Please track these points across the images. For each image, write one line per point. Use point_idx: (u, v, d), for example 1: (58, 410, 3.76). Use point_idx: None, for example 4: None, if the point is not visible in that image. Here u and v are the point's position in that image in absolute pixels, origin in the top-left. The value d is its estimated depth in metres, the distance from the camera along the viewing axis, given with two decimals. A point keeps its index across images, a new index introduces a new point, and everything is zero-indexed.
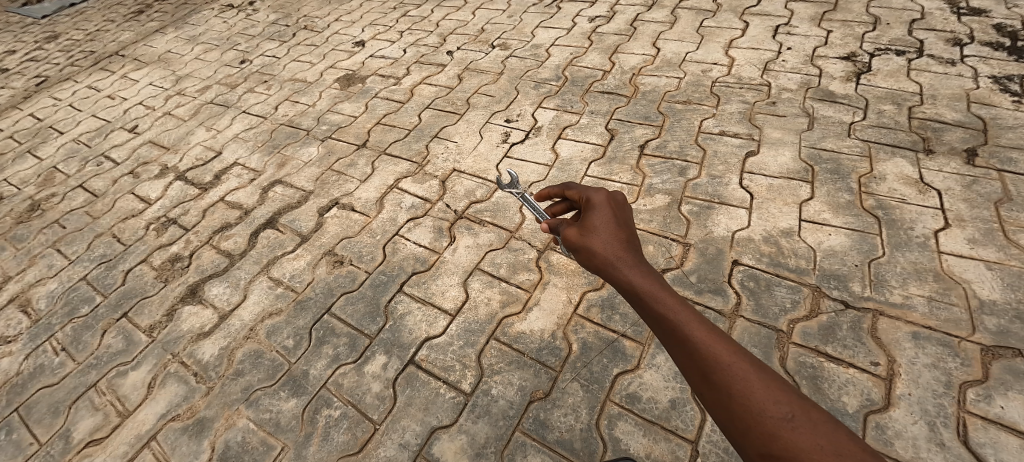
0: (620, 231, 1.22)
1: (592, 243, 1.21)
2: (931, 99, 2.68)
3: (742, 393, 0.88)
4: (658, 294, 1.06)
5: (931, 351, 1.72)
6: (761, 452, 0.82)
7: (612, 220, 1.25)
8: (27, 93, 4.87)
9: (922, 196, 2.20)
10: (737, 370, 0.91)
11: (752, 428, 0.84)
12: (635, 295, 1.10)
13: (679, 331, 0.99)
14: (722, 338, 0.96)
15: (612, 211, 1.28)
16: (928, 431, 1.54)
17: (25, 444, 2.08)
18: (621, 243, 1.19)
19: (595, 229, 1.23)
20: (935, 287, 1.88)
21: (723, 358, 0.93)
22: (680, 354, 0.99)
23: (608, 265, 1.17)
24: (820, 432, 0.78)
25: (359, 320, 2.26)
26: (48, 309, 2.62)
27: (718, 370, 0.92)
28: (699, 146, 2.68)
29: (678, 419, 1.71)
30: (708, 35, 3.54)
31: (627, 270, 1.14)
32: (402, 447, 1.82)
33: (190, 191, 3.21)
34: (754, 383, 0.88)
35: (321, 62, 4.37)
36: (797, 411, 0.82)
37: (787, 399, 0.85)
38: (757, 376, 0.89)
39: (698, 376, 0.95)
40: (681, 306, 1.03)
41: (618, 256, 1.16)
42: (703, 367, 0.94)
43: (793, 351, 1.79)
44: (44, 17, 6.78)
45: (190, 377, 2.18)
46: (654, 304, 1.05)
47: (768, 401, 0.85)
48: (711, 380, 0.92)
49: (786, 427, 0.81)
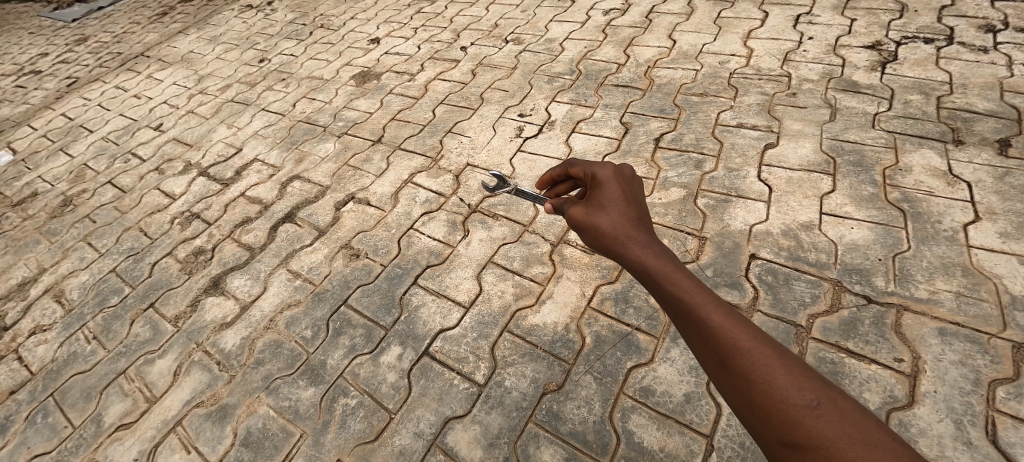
0: (629, 208, 1.21)
1: (600, 221, 1.20)
2: (961, 89, 2.58)
3: (763, 379, 0.86)
4: (671, 276, 1.04)
5: (959, 347, 1.67)
6: (781, 440, 0.81)
7: (622, 197, 1.24)
8: (59, 94, 5.06)
9: (951, 189, 2.12)
10: (757, 354, 0.89)
11: (772, 415, 0.83)
12: (648, 275, 1.08)
13: (693, 313, 0.98)
14: (738, 320, 0.95)
15: (621, 188, 1.26)
16: (955, 430, 1.50)
17: (60, 427, 2.17)
18: (630, 221, 1.18)
19: (605, 208, 1.22)
20: (963, 282, 1.82)
21: (742, 342, 0.91)
22: (695, 338, 0.97)
23: (617, 244, 1.16)
24: (846, 420, 0.77)
25: (375, 312, 2.29)
26: (81, 299, 2.72)
27: (737, 356, 0.90)
28: (716, 139, 2.63)
29: (692, 413, 1.69)
30: (726, 26, 3.48)
31: (637, 249, 1.12)
32: (416, 436, 1.84)
33: (212, 187, 3.30)
34: (775, 369, 0.86)
35: (337, 60, 4.43)
36: (822, 397, 0.81)
37: (811, 385, 0.84)
38: (779, 362, 0.88)
39: (714, 360, 0.94)
40: (694, 286, 1.01)
41: (628, 235, 1.15)
42: (720, 352, 0.92)
43: (813, 346, 1.75)
44: (74, 20, 7.02)
45: (213, 365, 2.24)
46: (667, 286, 1.03)
47: (790, 388, 0.83)
48: (728, 366, 0.91)
49: (811, 414, 0.79)
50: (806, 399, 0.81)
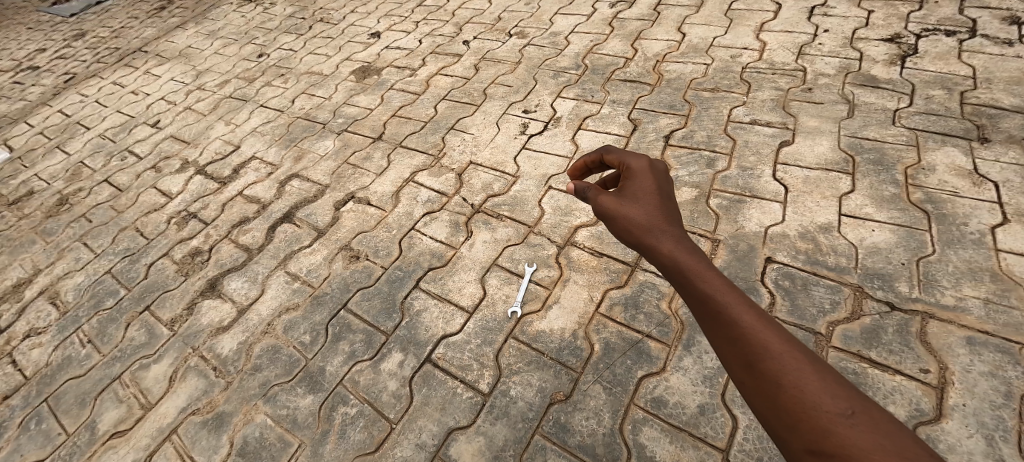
0: (663, 203, 1.13)
1: (631, 211, 1.12)
2: (985, 84, 2.48)
3: (792, 383, 0.76)
4: (704, 273, 0.95)
5: (988, 357, 1.58)
6: (809, 449, 0.71)
7: (655, 190, 1.16)
8: (56, 90, 4.98)
9: (977, 189, 2.03)
10: (788, 357, 0.79)
11: (800, 422, 0.73)
12: (676, 271, 1.00)
13: (724, 313, 0.89)
14: (771, 322, 0.85)
15: (655, 181, 1.18)
16: (986, 446, 1.42)
17: (54, 434, 2.11)
18: (662, 214, 1.10)
19: (635, 198, 1.14)
20: (991, 288, 1.73)
21: (771, 343, 0.82)
22: (723, 339, 0.88)
23: (647, 234, 1.07)
24: (884, 433, 0.67)
25: (376, 316, 2.22)
26: (76, 301, 2.66)
27: (766, 358, 0.81)
28: (728, 136, 2.54)
29: (707, 426, 1.62)
30: (737, 18, 3.37)
31: (668, 243, 1.04)
32: (418, 447, 1.77)
33: (210, 185, 3.22)
34: (807, 374, 0.77)
35: (337, 54, 4.34)
36: (857, 407, 0.71)
37: (846, 394, 0.73)
38: (811, 368, 0.78)
39: (741, 364, 0.85)
40: (726, 284, 0.92)
41: (659, 227, 1.07)
42: (748, 353, 0.83)
43: (833, 355, 1.67)
44: (72, 15, 6.93)
45: (210, 371, 2.17)
46: (696, 282, 0.95)
47: (822, 394, 0.73)
48: (756, 368, 0.82)
49: (843, 423, 0.69)
50: (839, 406, 0.71)
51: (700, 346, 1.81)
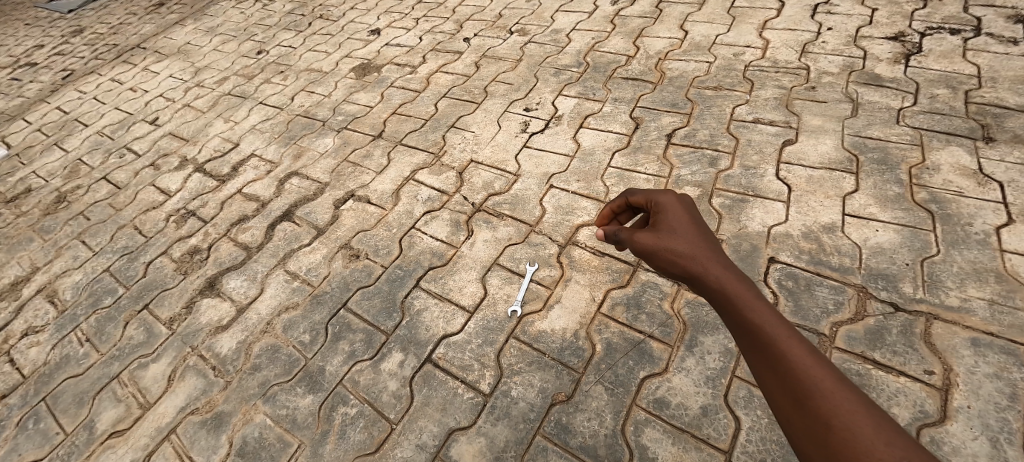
0: (704, 233, 1.11)
1: (672, 242, 1.11)
2: (990, 83, 2.46)
3: (844, 425, 0.75)
4: (752, 306, 0.94)
5: (993, 359, 1.57)
6: None
7: (694, 220, 1.14)
8: (54, 87, 4.95)
9: (982, 189, 2.01)
10: (840, 398, 0.78)
11: None
12: (723, 305, 0.99)
13: (776, 346, 0.87)
14: (823, 361, 0.84)
15: (693, 210, 1.17)
16: (991, 448, 1.40)
17: (52, 434, 2.09)
18: (705, 245, 1.08)
19: (675, 228, 1.13)
20: (996, 289, 1.72)
21: (824, 383, 0.80)
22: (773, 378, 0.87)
23: (690, 265, 1.06)
24: None
25: (376, 316, 2.21)
26: (74, 300, 2.64)
27: (817, 399, 0.79)
28: (731, 135, 2.53)
29: (710, 427, 1.60)
30: (740, 16, 3.35)
31: (713, 274, 1.02)
32: (419, 448, 1.76)
33: (209, 183, 3.20)
34: (862, 418, 0.75)
35: (337, 51, 4.31)
36: (916, 456, 0.69)
37: (903, 441, 0.71)
38: (865, 411, 0.76)
39: (789, 401, 0.83)
40: (776, 318, 0.91)
41: (702, 257, 1.06)
42: (798, 393, 0.82)
43: (837, 356, 1.66)
44: (71, 12, 6.89)
45: (208, 370, 2.16)
46: (744, 316, 0.94)
47: (877, 439, 0.71)
48: (806, 408, 0.80)
49: None
50: (896, 453, 0.69)
51: (703, 346, 1.80)
